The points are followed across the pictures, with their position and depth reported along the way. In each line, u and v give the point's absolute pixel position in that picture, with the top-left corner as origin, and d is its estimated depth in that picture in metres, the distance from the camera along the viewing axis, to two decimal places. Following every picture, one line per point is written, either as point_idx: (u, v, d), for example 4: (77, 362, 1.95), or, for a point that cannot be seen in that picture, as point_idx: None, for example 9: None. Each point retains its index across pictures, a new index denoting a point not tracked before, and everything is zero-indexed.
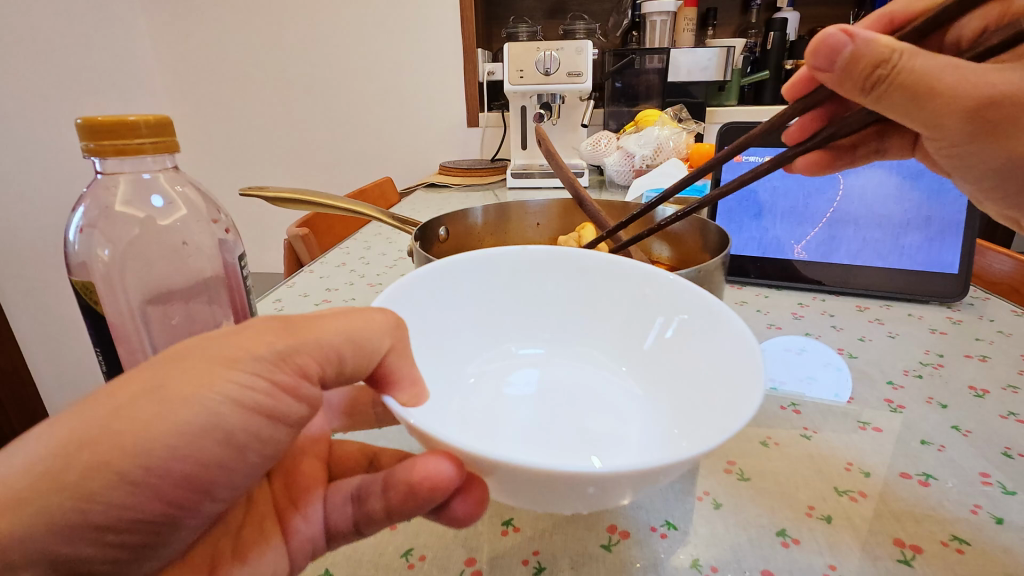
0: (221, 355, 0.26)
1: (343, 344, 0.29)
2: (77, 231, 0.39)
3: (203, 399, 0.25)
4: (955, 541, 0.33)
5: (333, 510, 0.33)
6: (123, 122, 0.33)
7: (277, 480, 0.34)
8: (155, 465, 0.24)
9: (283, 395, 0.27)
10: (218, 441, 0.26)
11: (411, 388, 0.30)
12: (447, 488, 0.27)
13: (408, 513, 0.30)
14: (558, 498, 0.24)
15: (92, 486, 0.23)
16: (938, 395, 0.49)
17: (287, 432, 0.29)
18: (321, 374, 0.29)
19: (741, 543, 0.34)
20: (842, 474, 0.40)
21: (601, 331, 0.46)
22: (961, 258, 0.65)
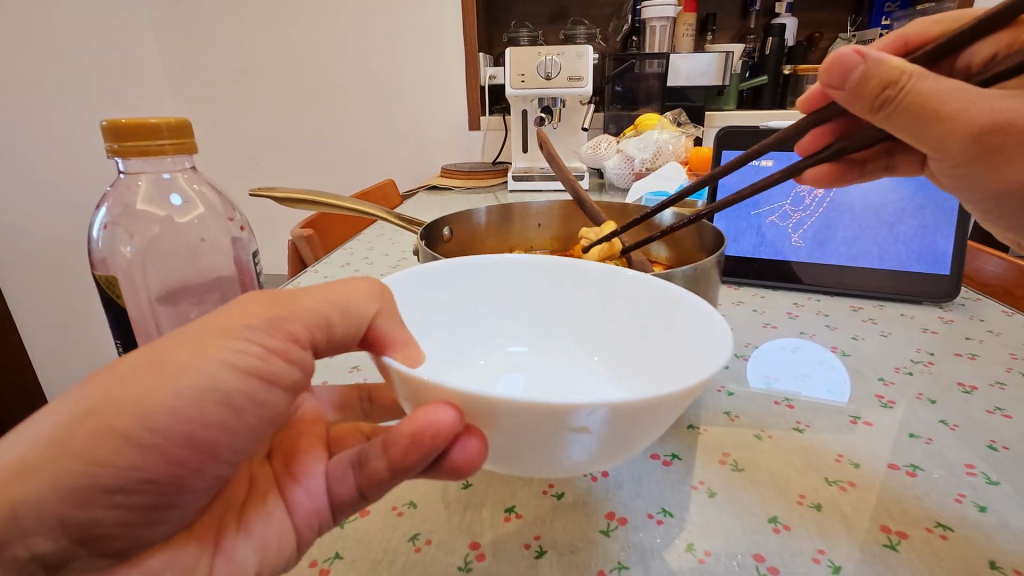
0: (217, 326, 0.27)
1: (329, 310, 0.30)
2: (102, 228, 0.41)
3: (200, 364, 0.26)
4: (939, 527, 0.35)
5: (334, 479, 0.31)
6: (147, 125, 0.34)
7: (277, 460, 0.34)
8: (160, 425, 0.25)
9: (275, 359, 0.28)
10: (216, 402, 0.26)
11: (404, 348, 0.32)
12: (447, 434, 0.26)
13: (412, 465, 0.28)
14: (550, 451, 0.26)
15: (101, 450, 0.24)
16: (927, 392, 0.50)
17: (284, 396, 0.29)
18: (312, 341, 0.30)
19: (736, 530, 0.35)
20: (832, 466, 0.41)
21: (578, 329, 0.45)
22: (952, 256, 0.66)
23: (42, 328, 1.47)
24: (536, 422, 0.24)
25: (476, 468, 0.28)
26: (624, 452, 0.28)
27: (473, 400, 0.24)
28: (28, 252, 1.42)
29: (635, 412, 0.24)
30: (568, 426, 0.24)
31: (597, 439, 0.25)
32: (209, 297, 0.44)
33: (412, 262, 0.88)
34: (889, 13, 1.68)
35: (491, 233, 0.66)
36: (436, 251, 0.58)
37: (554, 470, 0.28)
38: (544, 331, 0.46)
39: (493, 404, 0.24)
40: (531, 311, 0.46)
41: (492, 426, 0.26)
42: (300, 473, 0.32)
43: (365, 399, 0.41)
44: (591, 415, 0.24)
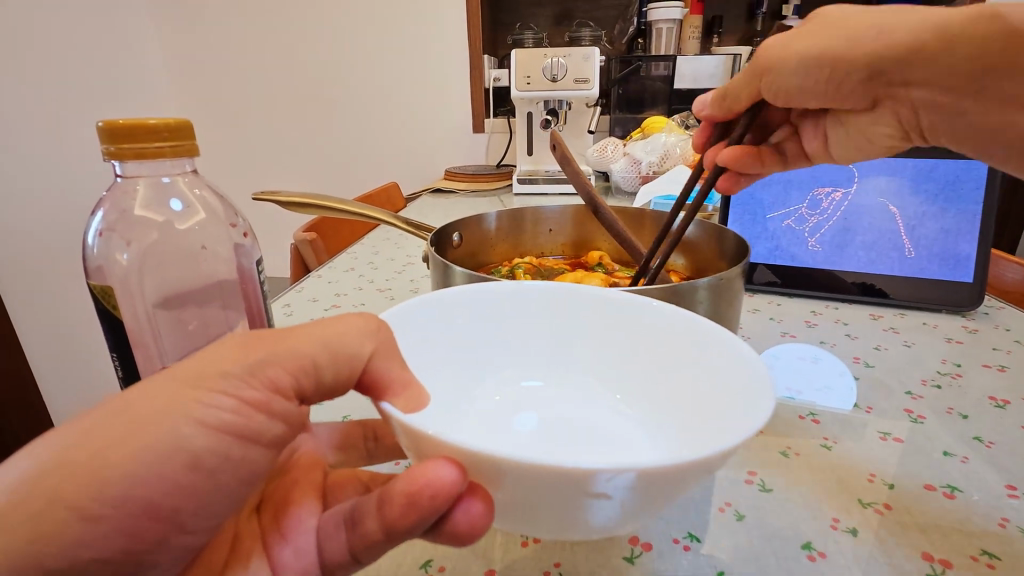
0: (191, 377, 0.25)
1: (321, 354, 0.27)
2: (96, 234, 0.39)
3: (170, 423, 0.24)
4: (986, 555, 0.33)
5: (327, 537, 0.29)
6: (144, 126, 0.33)
7: (267, 513, 0.32)
8: (115, 493, 0.24)
9: (256, 413, 0.26)
10: (182, 463, 0.25)
11: (405, 391, 0.28)
12: (447, 495, 0.24)
13: (410, 528, 0.26)
14: (565, 515, 0.24)
15: (45, 524, 0.23)
16: (958, 405, 0.48)
17: (265, 452, 0.28)
18: (297, 388, 0.27)
19: (766, 556, 0.33)
20: (866, 485, 0.39)
21: (599, 363, 0.42)
22: (975, 264, 0.64)
23: (42, 331, 1.45)
24: (551, 481, 0.22)
25: (481, 531, 0.26)
26: (651, 515, 0.25)
27: (478, 459, 0.22)
28: (28, 257, 1.41)
29: (665, 479, 0.22)
30: (595, 490, 0.22)
31: (623, 502, 0.23)
32: (210, 305, 0.43)
33: (419, 266, 0.86)
34: None
35: (501, 239, 0.64)
36: (445, 257, 0.56)
37: (570, 534, 0.26)
38: (563, 365, 0.43)
39: (501, 465, 0.22)
40: (548, 345, 0.43)
41: (501, 486, 0.23)
42: (290, 530, 0.30)
43: (370, 437, 0.40)
44: (613, 480, 0.21)
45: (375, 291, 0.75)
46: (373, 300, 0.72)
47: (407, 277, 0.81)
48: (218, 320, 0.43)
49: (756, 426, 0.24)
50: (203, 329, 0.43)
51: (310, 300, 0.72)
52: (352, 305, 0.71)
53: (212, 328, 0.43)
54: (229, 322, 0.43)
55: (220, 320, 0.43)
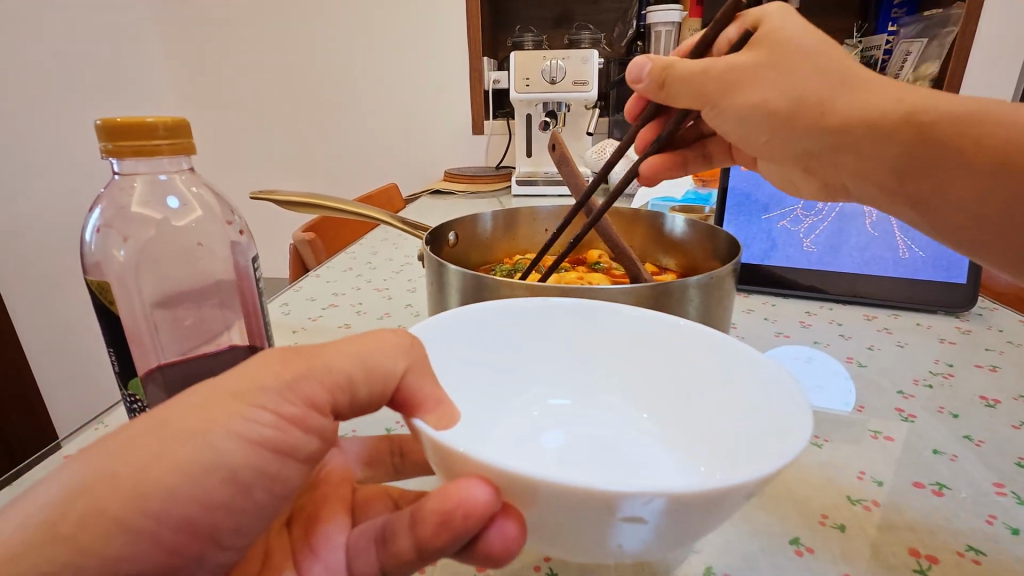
0: (232, 391, 0.26)
1: (356, 371, 0.28)
2: (94, 231, 0.39)
3: (209, 436, 0.25)
4: (970, 551, 0.33)
5: (356, 555, 0.30)
6: (143, 124, 0.33)
7: (297, 527, 0.33)
8: (154, 508, 0.24)
9: (292, 428, 0.27)
10: (222, 478, 0.25)
11: (438, 408, 0.29)
12: (482, 514, 0.24)
13: (441, 547, 0.26)
14: (596, 538, 0.24)
15: (87, 539, 0.23)
16: (949, 404, 0.49)
17: (299, 468, 0.28)
18: (333, 405, 0.28)
19: (753, 550, 0.34)
20: (853, 483, 0.39)
21: (624, 379, 0.42)
22: (968, 266, 0.65)
23: (40, 325, 1.44)
24: (570, 493, 0.22)
25: (514, 553, 0.26)
26: (685, 544, 0.26)
27: (514, 479, 0.22)
28: (27, 252, 1.41)
29: (701, 505, 0.22)
30: (623, 512, 0.22)
31: (654, 528, 0.23)
32: (208, 303, 0.45)
33: (417, 266, 0.86)
34: (895, 18, 1.65)
35: (498, 240, 0.65)
36: (441, 255, 0.57)
37: (597, 557, 0.26)
38: (584, 380, 0.43)
39: (535, 485, 0.22)
40: (571, 359, 0.43)
41: (537, 504, 0.23)
42: (318, 547, 0.31)
43: (396, 453, 0.39)
44: (648, 504, 0.22)
45: (373, 292, 0.76)
46: (371, 299, 0.73)
47: (406, 278, 0.81)
48: (216, 318, 0.45)
49: (798, 451, 0.24)
50: (200, 326, 0.45)
51: (308, 299, 0.72)
52: (350, 305, 0.71)
53: (209, 324, 0.45)
54: (227, 319, 0.45)
55: (218, 317, 0.45)
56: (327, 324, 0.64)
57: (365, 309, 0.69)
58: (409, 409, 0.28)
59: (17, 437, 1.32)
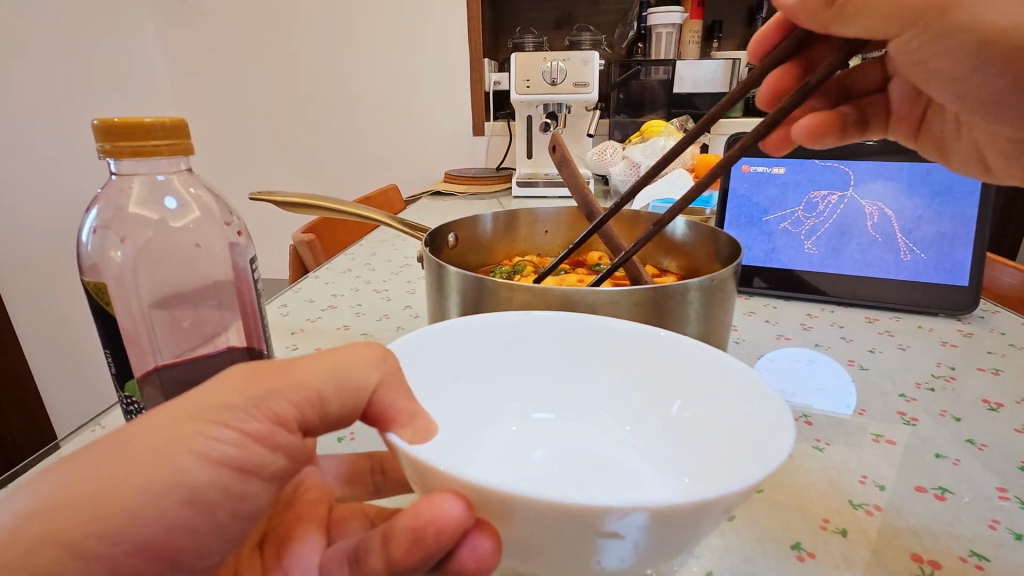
0: (193, 410, 0.25)
1: (326, 386, 0.28)
2: (91, 231, 0.39)
3: (173, 458, 0.24)
4: (974, 557, 0.33)
5: (329, 571, 0.30)
6: (141, 124, 0.33)
7: (269, 549, 0.33)
8: (112, 533, 0.23)
9: (257, 446, 0.26)
10: (182, 498, 0.25)
11: (413, 422, 0.29)
12: (455, 530, 0.24)
13: (414, 566, 0.26)
14: (575, 554, 0.24)
15: (41, 561, 0.22)
16: (951, 408, 0.48)
17: (264, 486, 0.28)
18: (300, 421, 0.28)
19: (754, 556, 0.34)
20: (856, 487, 0.39)
21: (611, 391, 0.42)
22: (971, 267, 0.64)
23: (38, 325, 1.44)
24: (553, 513, 0.22)
25: (488, 570, 0.26)
26: (670, 557, 0.25)
27: (485, 492, 0.22)
28: (27, 249, 1.41)
29: (678, 518, 0.22)
30: (605, 530, 0.22)
31: (634, 542, 0.23)
32: (206, 304, 0.45)
33: (416, 268, 0.86)
34: None
35: (498, 241, 0.65)
36: (440, 257, 0.56)
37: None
38: (572, 394, 0.43)
39: (508, 499, 0.22)
40: (557, 375, 0.43)
41: (510, 522, 0.23)
42: (291, 567, 0.31)
43: (376, 471, 0.38)
44: (626, 520, 0.21)
45: (372, 293, 0.75)
46: (370, 300, 0.73)
47: (405, 280, 0.81)
48: (214, 319, 0.46)
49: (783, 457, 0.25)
50: (198, 327, 0.45)
51: (307, 300, 0.72)
52: (349, 305, 0.71)
53: (207, 325, 0.46)
54: (224, 320, 0.45)
55: (215, 318, 0.45)
56: (325, 325, 0.64)
57: (364, 311, 0.69)
58: (381, 422, 0.28)
59: (13, 437, 1.31)
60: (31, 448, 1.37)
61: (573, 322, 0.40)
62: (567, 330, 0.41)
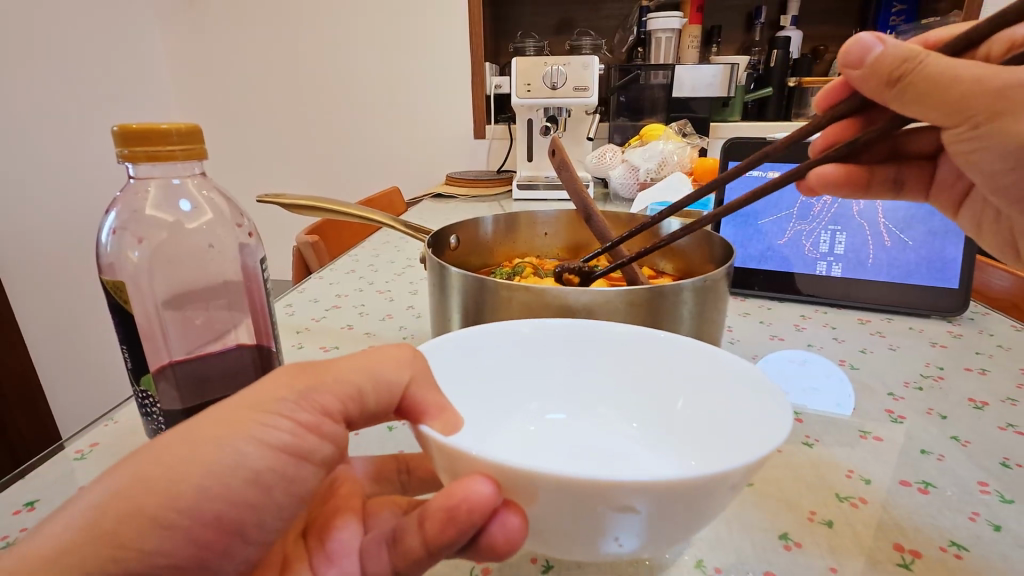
0: (248, 402, 0.27)
1: (364, 381, 0.30)
2: (110, 232, 0.41)
3: (235, 443, 0.26)
4: (953, 547, 0.34)
5: (369, 556, 0.32)
6: (157, 130, 0.34)
7: (312, 539, 0.34)
8: (185, 506, 0.25)
9: (308, 435, 0.28)
10: (242, 479, 0.27)
11: (441, 414, 0.30)
12: (485, 508, 0.26)
13: (446, 544, 0.28)
14: (592, 532, 0.25)
15: (124, 533, 0.24)
16: (938, 407, 0.50)
17: (314, 471, 0.30)
18: (344, 412, 0.30)
19: (744, 547, 0.35)
20: (843, 481, 0.41)
21: (619, 389, 0.43)
22: (961, 269, 0.65)
23: (43, 324, 1.46)
24: (572, 493, 0.23)
25: (516, 547, 0.27)
26: (679, 537, 0.27)
27: (515, 473, 0.24)
28: (31, 248, 1.42)
29: (685, 494, 0.24)
30: (616, 505, 0.24)
31: (645, 519, 0.25)
32: (219, 303, 0.47)
33: (418, 268, 0.88)
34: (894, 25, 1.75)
35: (498, 243, 0.66)
36: (441, 258, 0.58)
37: (590, 554, 0.28)
38: (582, 396, 0.44)
39: (535, 477, 0.23)
40: (569, 374, 0.44)
41: (532, 500, 0.25)
42: (334, 553, 0.33)
43: (402, 470, 0.39)
44: (636, 493, 0.23)
45: (375, 293, 0.77)
46: (372, 301, 0.74)
47: (408, 280, 0.83)
48: (224, 318, 0.47)
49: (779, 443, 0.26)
50: (209, 326, 0.47)
51: (311, 300, 0.74)
52: (353, 305, 0.73)
53: (218, 323, 0.47)
54: (234, 319, 0.47)
55: (225, 317, 0.47)
56: (330, 325, 0.65)
57: (367, 311, 0.70)
58: (415, 412, 0.30)
59: (17, 434, 1.32)
60: (35, 448, 1.38)
61: (580, 328, 0.42)
62: (577, 334, 0.42)
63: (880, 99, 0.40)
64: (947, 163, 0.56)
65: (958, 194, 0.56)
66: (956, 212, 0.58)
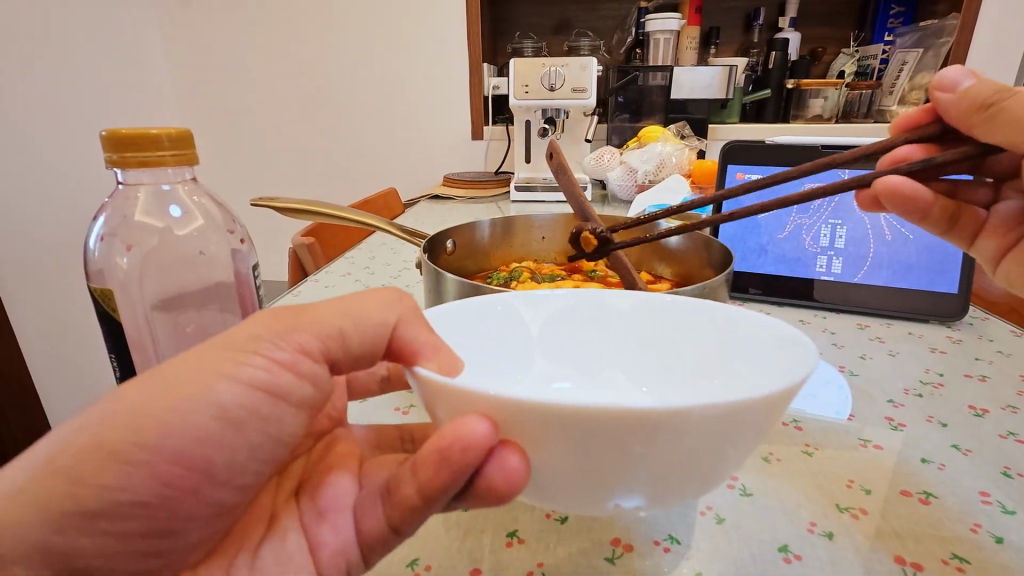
0: (230, 345, 0.27)
1: (345, 323, 0.30)
2: (99, 239, 0.42)
3: (209, 384, 0.27)
4: (955, 559, 0.34)
5: (363, 512, 0.32)
6: (147, 135, 0.34)
7: (305, 503, 0.34)
8: (149, 443, 0.26)
9: (283, 372, 0.28)
10: (213, 415, 0.27)
11: (435, 355, 0.30)
12: (481, 448, 0.26)
13: (445, 488, 0.28)
14: (599, 476, 0.26)
15: (86, 469, 0.25)
16: (938, 414, 0.49)
17: (291, 412, 0.30)
18: (325, 352, 0.30)
19: (744, 561, 0.34)
20: (844, 492, 0.40)
21: (624, 359, 0.43)
22: (960, 275, 0.65)
23: (40, 326, 1.44)
24: (580, 430, 0.23)
25: (517, 489, 0.27)
26: (686, 481, 0.27)
27: (515, 410, 0.24)
28: (26, 249, 1.41)
29: (697, 429, 0.24)
30: (623, 443, 0.24)
31: (651, 459, 0.25)
32: (209, 307, 0.45)
33: (415, 272, 0.87)
34: (892, 27, 1.75)
35: (494, 247, 0.66)
36: (438, 263, 0.58)
37: (596, 508, 0.29)
38: (589, 366, 0.43)
39: (540, 414, 0.23)
40: (571, 343, 0.43)
41: (537, 443, 0.25)
42: (327, 509, 0.33)
43: (406, 440, 0.40)
44: (644, 432, 0.23)
45: None
46: None
47: (404, 283, 0.82)
48: (216, 323, 0.45)
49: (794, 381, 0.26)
50: (200, 332, 0.45)
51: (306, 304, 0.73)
52: None
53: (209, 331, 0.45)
54: (228, 324, 0.46)
55: (218, 323, 0.45)
56: None
57: None
58: (406, 357, 0.30)
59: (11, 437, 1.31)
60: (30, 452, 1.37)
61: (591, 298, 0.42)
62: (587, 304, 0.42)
63: (969, 127, 0.42)
64: (1011, 204, 0.53)
65: (1009, 241, 0.52)
66: (996, 269, 0.54)
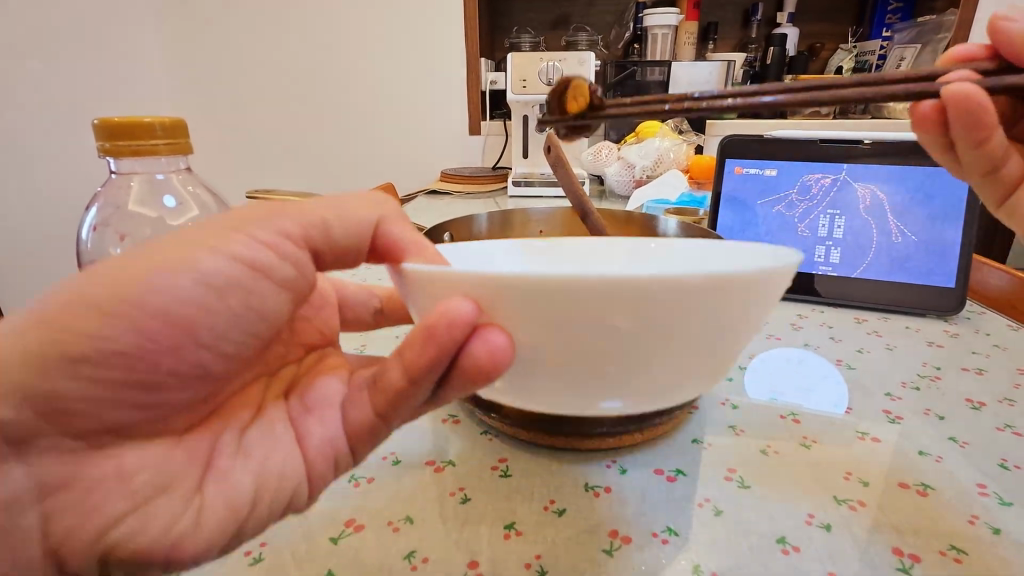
0: (225, 222, 0.29)
1: (332, 217, 0.32)
2: (95, 225, 0.47)
3: (197, 254, 0.28)
4: (953, 550, 0.34)
5: (348, 404, 0.33)
6: (142, 125, 0.39)
7: (293, 402, 0.36)
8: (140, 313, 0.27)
9: (272, 252, 0.30)
10: (199, 281, 0.28)
11: (415, 253, 0.33)
12: (463, 325, 0.27)
13: (429, 374, 0.28)
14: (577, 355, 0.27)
15: (72, 320, 0.26)
16: (935, 407, 0.49)
17: (275, 291, 0.31)
18: (313, 242, 0.31)
19: (743, 552, 0.34)
20: (842, 484, 0.40)
21: None
22: (958, 269, 0.65)
23: None
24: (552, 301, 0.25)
25: (500, 368, 0.28)
26: (657, 367, 0.29)
27: (493, 283, 0.25)
28: None
29: (668, 295, 0.25)
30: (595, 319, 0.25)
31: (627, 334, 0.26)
32: None
33: None
34: (890, 23, 1.75)
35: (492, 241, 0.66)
36: None
37: (573, 402, 0.31)
38: None
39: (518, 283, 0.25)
40: None
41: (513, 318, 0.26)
42: (313, 404, 0.35)
43: None
44: (618, 298, 0.24)
45: None
46: None
47: None
48: None
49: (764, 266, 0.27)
50: None
51: None
52: None
53: None
54: None
55: None
56: None
57: None
58: (393, 251, 0.33)
59: None
60: None
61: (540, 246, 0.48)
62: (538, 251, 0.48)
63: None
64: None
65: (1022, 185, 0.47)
66: (1000, 204, 0.49)
